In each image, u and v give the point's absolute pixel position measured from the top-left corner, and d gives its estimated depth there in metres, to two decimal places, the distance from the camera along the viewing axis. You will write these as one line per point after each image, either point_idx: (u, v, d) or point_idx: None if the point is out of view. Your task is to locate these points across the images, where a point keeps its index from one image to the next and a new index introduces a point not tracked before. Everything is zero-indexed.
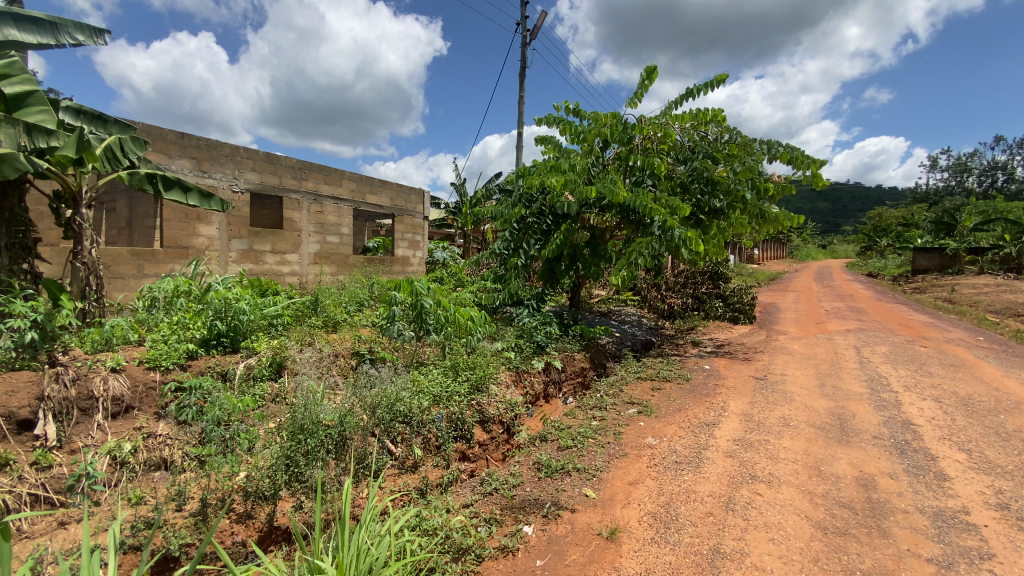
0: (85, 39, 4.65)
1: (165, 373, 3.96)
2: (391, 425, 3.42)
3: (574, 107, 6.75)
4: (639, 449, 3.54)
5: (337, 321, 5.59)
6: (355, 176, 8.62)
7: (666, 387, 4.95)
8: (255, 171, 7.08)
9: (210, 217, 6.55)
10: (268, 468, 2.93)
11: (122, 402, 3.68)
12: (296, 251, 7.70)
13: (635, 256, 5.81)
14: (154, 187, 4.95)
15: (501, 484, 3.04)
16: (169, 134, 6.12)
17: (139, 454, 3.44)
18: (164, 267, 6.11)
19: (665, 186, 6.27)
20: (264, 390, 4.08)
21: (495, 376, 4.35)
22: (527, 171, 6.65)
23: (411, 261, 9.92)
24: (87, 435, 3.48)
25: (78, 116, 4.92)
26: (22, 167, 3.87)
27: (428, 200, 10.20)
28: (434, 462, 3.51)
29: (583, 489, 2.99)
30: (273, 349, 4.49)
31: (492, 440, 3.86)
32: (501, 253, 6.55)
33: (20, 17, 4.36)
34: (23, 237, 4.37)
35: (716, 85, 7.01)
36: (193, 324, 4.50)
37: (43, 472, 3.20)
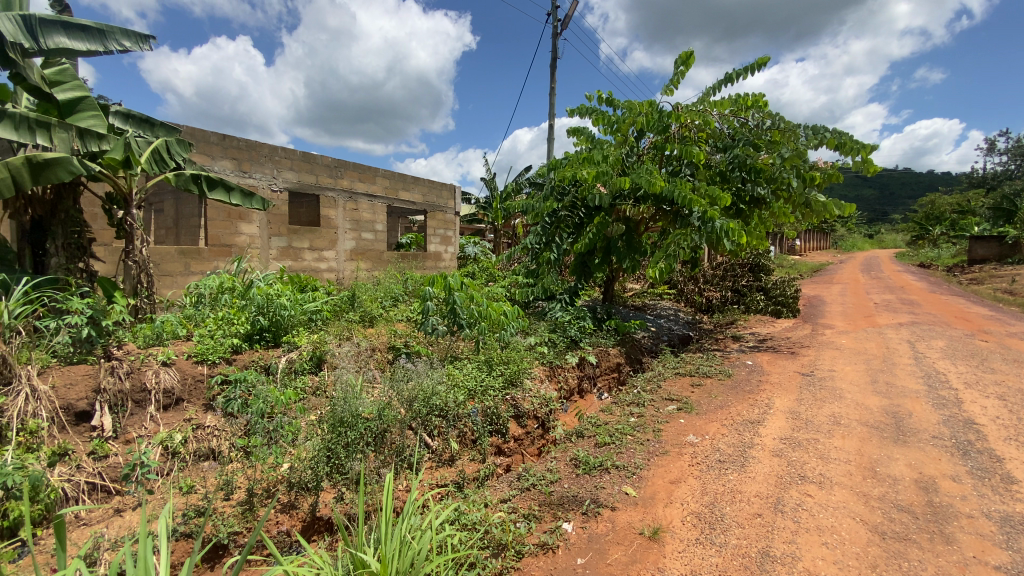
0: (132, 46, 4.75)
1: (212, 366, 4.11)
2: (428, 418, 3.44)
3: (606, 97, 6.62)
4: (680, 446, 3.45)
5: (373, 316, 5.68)
6: (388, 173, 8.72)
7: (707, 383, 4.81)
8: (293, 171, 7.26)
9: (251, 216, 6.75)
10: (310, 460, 3.00)
11: (173, 394, 3.84)
12: (333, 248, 7.87)
13: (673, 248, 5.65)
14: (199, 187, 5.12)
15: (538, 479, 3.01)
16: (212, 136, 6.32)
17: (189, 444, 3.59)
18: (209, 264, 6.34)
19: (704, 175, 6.07)
20: (306, 383, 4.18)
21: (529, 370, 4.32)
22: (559, 163, 6.57)
23: (444, 257, 9.98)
24: (140, 426, 3.65)
25: (127, 120, 5.11)
26: (76, 170, 4.08)
27: (459, 196, 10.23)
28: (470, 456, 3.50)
29: (623, 487, 2.93)
30: (313, 344, 4.59)
31: (528, 435, 3.82)
32: (533, 248, 6.53)
33: (69, 24, 4.35)
34: (79, 237, 4.59)
35: (756, 69, 6.74)
36: (237, 320, 4.66)
37: (100, 461, 3.38)
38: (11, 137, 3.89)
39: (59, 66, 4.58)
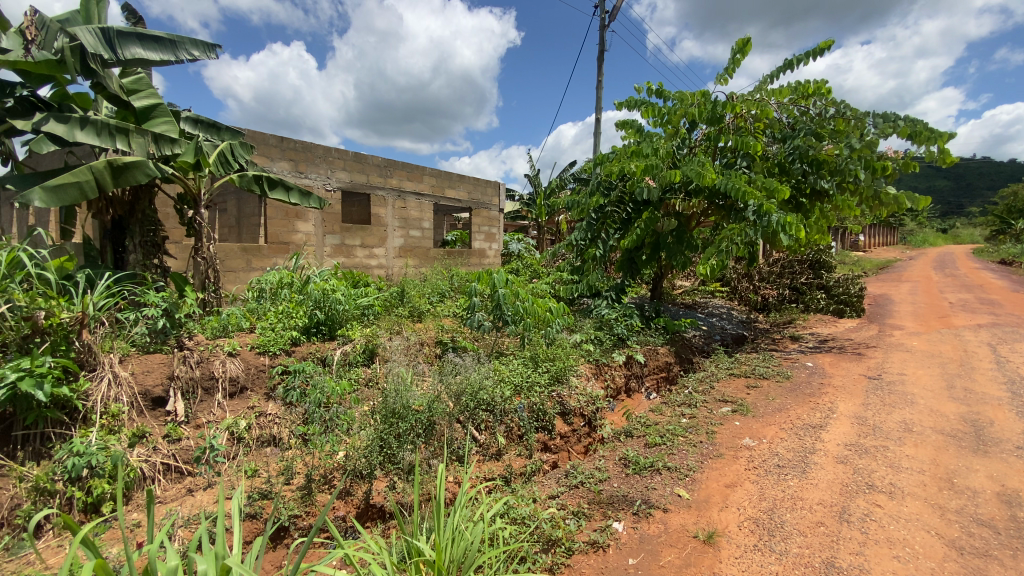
0: (199, 54, 5.01)
1: (273, 357, 4.33)
2: (475, 412, 3.48)
3: (656, 88, 6.47)
4: (735, 449, 3.33)
5: (421, 311, 5.81)
6: (435, 171, 8.86)
7: (763, 385, 4.62)
8: (345, 171, 7.51)
9: (307, 215, 7.04)
10: (364, 449, 3.11)
11: (238, 382, 4.06)
12: (383, 245, 8.09)
13: (726, 244, 5.46)
14: (260, 187, 5.41)
15: (587, 478, 2.99)
16: (271, 139, 6.63)
17: (252, 431, 3.79)
18: (269, 260, 6.67)
19: (761, 167, 5.81)
20: (359, 374, 4.33)
21: (575, 367, 4.28)
22: (606, 157, 6.47)
23: (488, 254, 10.05)
24: (209, 412, 3.90)
25: (196, 125, 5.44)
26: (151, 171, 4.36)
27: (504, 193, 10.28)
28: (517, 451, 3.50)
29: (675, 488, 2.86)
30: (366, 337, 4.75)
31: (574, 432, 3.80)
32: (578, 245, 6.48)
33: (144, 36, 4.66)
34: (155, 235, 4.92)
35: (819, 54, 6.37)
36: (296, 314, 4.88)
37: (174, 444, 3.61)
38: (95, 143, 4.22)
39: (134, 76, 4.91)
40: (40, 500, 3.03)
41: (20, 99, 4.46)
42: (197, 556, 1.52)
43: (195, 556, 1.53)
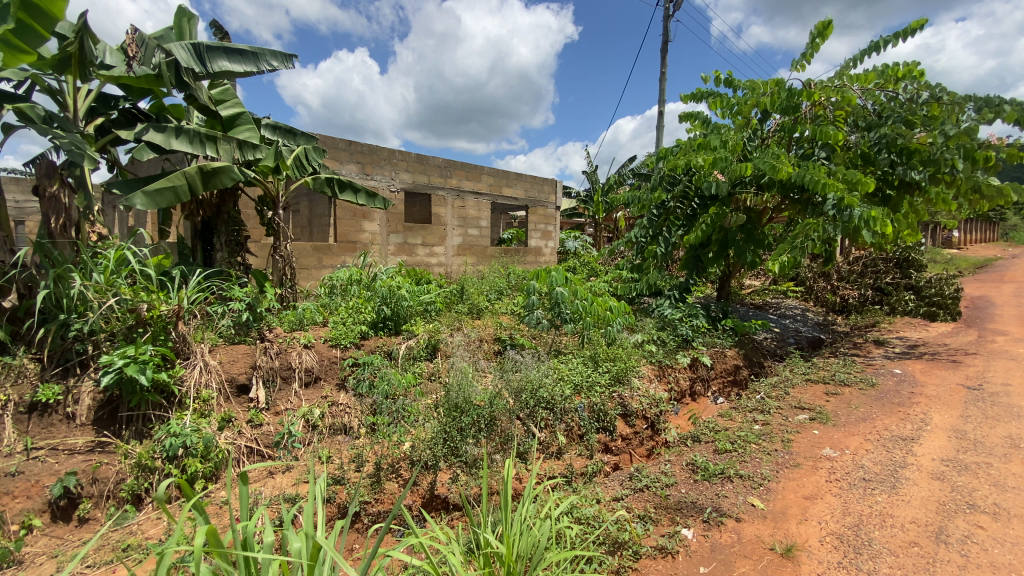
0: (279, 64, 5.36)
1: (344, 349, 4.58)
2: (535, 410, 3.50)
3: (725, 78, 6.21)
4: (815, 460, 3.14)
5: (481, 308, 5.89)
6: (493, 170, 8.96)
7: (844, 392, 4.31)
8: (408, 172, 7.75)
9: (373, 215, 7.33)
10: (429, 441, 3.19)
11: (313, 372, 4.33)
12: (442, 244, 8.29)
13: (801, 240, 5.14)
14: (331, 189, 5.71)
15: (653, 481, 2.92)
16: (340, 143, 6.95)
17: (326, 419, 4.02)
18: (338, 258, 7.02)
19: (842, 158, 5.43)
20: (423, 369, 4.48)
21: (637, 368, 4.19)
22: (669, 152, 6.29)
23: (544, 252, 10.04)
24: (287, 400, 4.16)
25: (275, 131, 5.80)
26: (237, 177, 4.74)
27: (561, 190, 10.22)
28: (578, 451, 3.47)
29: (748, 497, 2.73)
30: (429, 333, 4.91)
31: (636, 435, 3.72)
32: (638, 242, 6.37)
33: (230, 50, 5.00)
34: (239, 234, 5.31)
35: (909, 34, 5.87)
36: (365, 309, 5.12)
37: (256, 428, 3.88)
38: (188, 150, 4.60)
39: (222, 86, 5.31)
40: (142, 476, 3.36)
41: (123, 112, 4.95)
42: (290, 533, 1.62)
43: (289, 532, 1.65)
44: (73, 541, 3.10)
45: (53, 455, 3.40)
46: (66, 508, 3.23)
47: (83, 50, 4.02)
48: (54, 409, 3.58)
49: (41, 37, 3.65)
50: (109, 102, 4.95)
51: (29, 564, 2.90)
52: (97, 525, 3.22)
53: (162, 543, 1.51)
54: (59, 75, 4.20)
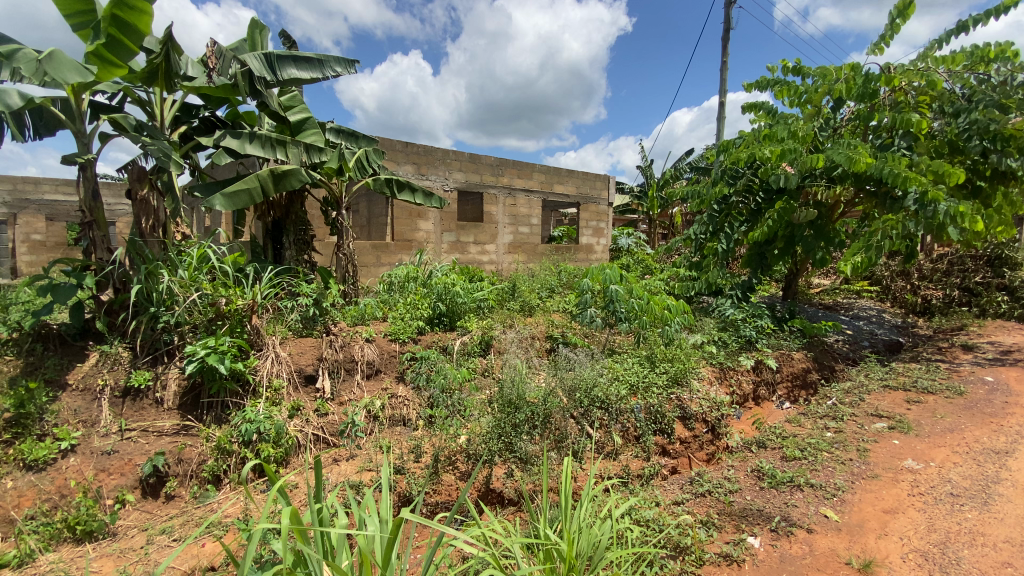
0: (342, 70, 5.60)
1: (403, 344, 4.78)
2: (590, 409, 3.47)
3: (793, 65, 5.90)
4: (896, 471, 2.93)
5: (532, 305, 5.92)
6: (544, 168, 8.95)
7: (927, 400, 4.00)
8: (461, 171, 7.88)
9: (427, 214, 7.52)
10: (485, 435, 3.25)
11: (374, 365, 4.52)
12: (494, 242, 8.38)
13: (878, 238, 4.82)
14: (390, 190, 5.92)
15: (716, 487, 2.83)
16: (397, 145, 7.16)
17: (386, 410, 4.19)
18: (395, 256, 7.26)
19: (926, 147, 5.02)
20: (476, 364, 4.59)
21: (696, 370, 4.07)
22: (731, 144, 6.05)
23: (596, 249, 9.92)
24: (350, 390, 4.36)
25: (338, 135, 6.07)
26: (304, 179, 5.02)
27: (614, 186, 10.05)
28: (634, 452, 3.41)
29: (820, 508, 2.60)
30: (482, 329, 5.01)
31: (695, 438, 3.62)
32: (698, 239, 6.18)
33: (298, 58, 5.25)
34: (305, 233, 5.61)
35: (1006, 10, 5.35)
36: (422, 305, 5.28)
37: (322, 417, 4.09)
38: (260, 154, 4.89)
39: (291, 93, 5.61)
40: (221, 458, 3.62)
41: (203, 120, 5.32)
42: (370, 518, 1.78)
43: (367, 517, 1.78)
44: (161, 516, 3.38)
45: (143, 437, 3.71)
46: (154, 485, 3.52)
47: (168, 62, 4.32)
48: (144, 394, 3.91)
49: (129, 50, 3.95)
50: (191, 111, 5.33)
51: (123, 536, 3.19)
52: (182, 502, 3.50)
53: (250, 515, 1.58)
54: (148, 87, 4.56)
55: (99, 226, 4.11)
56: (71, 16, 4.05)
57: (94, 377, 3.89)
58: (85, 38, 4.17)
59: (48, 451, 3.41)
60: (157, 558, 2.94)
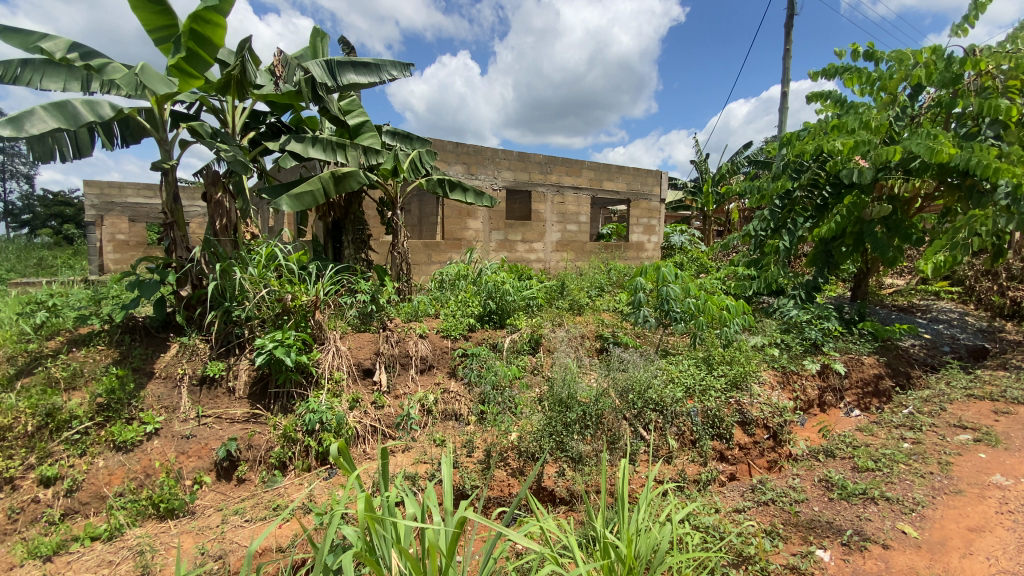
0: (397, 74, 5.77)
1: (454, 340, 4.88)
2: (643, 411, 3.41)
3: (864, 51, 5.56)
4: (983, 487, 2.72)
5: (582, 304, 5.88)
6: (594, 165, 8.85)
7: (1019, 411, 3.67)
8: (510, 170, 7.94)
9: (477, 213, 7.63)
10: (537, 432, 3.27)
11: (427, 360, 4.66)
12: (542, 240, 8.39)
13: (964, 236, 4.46)
14: (443, 189, 6.06)
15: (779, 496, 2.73)
16: (448, 145, 7.30)
17: (439, 405, 4.30)
18: (446, 255, 7.41)
19: (1019, 135, 4.60)
20: (526, 363, 4.63)
21: (757, 373, 3.92)
22: (794, 136, 5.77)
23: (647, 247, 9.71)
24: (405, 384, 4.51)
25: (394, 137, 6.27)
26: (362, 180, 5.22)
27: (666, 183, 9.79)
28: (690, 457, 3.32)
29: (897, 523, 2.45)
30: (532, 327, 5.03)
31: (756, 445, 3.49)
32: (758, 236, 5.93)
33: (357, 63, 5.47)
34: (362, 232, 5.84)
35: None
36: (473, 303, 5.38)
37: (379, 410, 4.25)
38: (322, 157, 5.12)
39: (350, 97, 5.84)
40: (287, 445, 3.84)
41: (270, 126, 5.61)
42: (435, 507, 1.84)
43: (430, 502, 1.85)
44: (234, 497, 3.62)
45: (218, 423, 3.97)
46: (227, 468, 3.77)
47: (242, 72, 4.60)
48: (218, 382, 4.18)
49: (205, 62, 4.22)
50: (259, 118, 5.64)
51: (201, 515, 3.44)
52: (252, 485, 3.73)
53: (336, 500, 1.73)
54: (222, 96, 4.87)
55: (179, 227, 4.44)
56: (154, 31, 4.38)
57: (174, 366, 4.20)
58: (166, 51, 4.49)
59: (136, 434, 3.70)
60: (231, 537, 3.15)
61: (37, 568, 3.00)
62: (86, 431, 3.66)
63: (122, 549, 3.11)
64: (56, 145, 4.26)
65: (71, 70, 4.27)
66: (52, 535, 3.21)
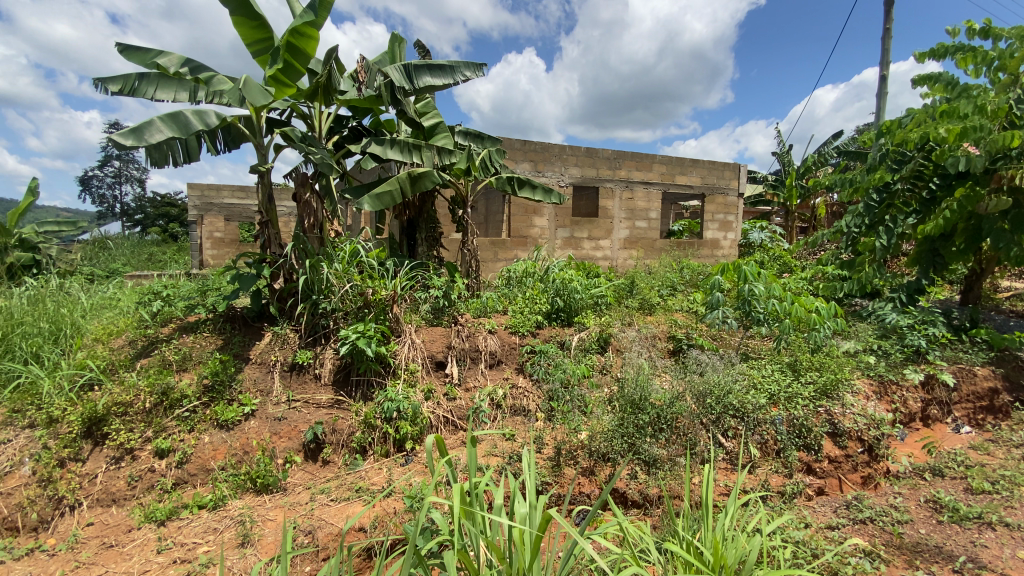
0: (470, 74, 5.90)
1: (523, 337, 4.95)
2: (722, 416, 3.28)
3: (981, 27, 4.98)
4: None
5: (653, 304, 5.74)
6: (665, 159, 8.58)
7: None
8: (578, 166, 7.88)
9: (543, 210, 7.66)
10: (608, 433, 3.21)
11: (496, 356, 4.76)
12: (609, 238, 8.26)
13: None
14: (512, 187, 6.14)
15: (878, 514, 2.56)
16: (517, 143, 7.37)
17: (508, 400, 4.38)
18: (513, 252, 7.50)
19: None
20: (595, 362, 4.60)
21: (850, 382, 3.65)
22: (894, 124, 5.28)
23: (723, 244, 9.26)
24: (475, 378, 4.63)
25: (466, 136, 6.43)
26: (436, 180, 5.40)
27: (745, 176, 9.30)
28: (773, 467, 3.15)
29: (1020, 552, 2.22)
30: (601, 326, 4.99)
31: (848, 458, 3.27)
32: (850, 233, 5.51)
33: (432, 65, 5.63)
34: (434, 230, 6.03)
35: None
36: (541, 300, 5.41)
37: (451, 401, 4.39)
38: (400, 158, 5.35)
39: (425, 99, 6.04)
40: (367, 431, 4.07)
41: (351, 129, 5.93)
42: (519, 502, 1.90)
43: (517, 500, 1.91)
44: (320, 477, 3.89)
45: (306, 407, 4.27)
46: (314, 450, 4.06)
47: (329, 79, 4.88)
48: (306, 369, 4.48)
49: (298, 72, 4.54)
50: (342, 122, 5.96)
51: (292, 491, 3.74)
52: (336, 467, 3.98)
53: (429, 486, 1.80)
54: (310, 102, 5.19)
55: (272, 225, 4.80)
56: (253, 44, 4.76)
57: (268, 353, 4.56)
58: (262, 63, 4.87)
59: (236, 413, 4.07)
60: (319, 514, 3.38)
61: (153, 531, 3.39)
62: (194, 410, 4.06)
63: (225, 518, 3.44)
64: (170, 152, 4.72)
65: (181, 82, 4.72)
66: (166, 502, 3.60)
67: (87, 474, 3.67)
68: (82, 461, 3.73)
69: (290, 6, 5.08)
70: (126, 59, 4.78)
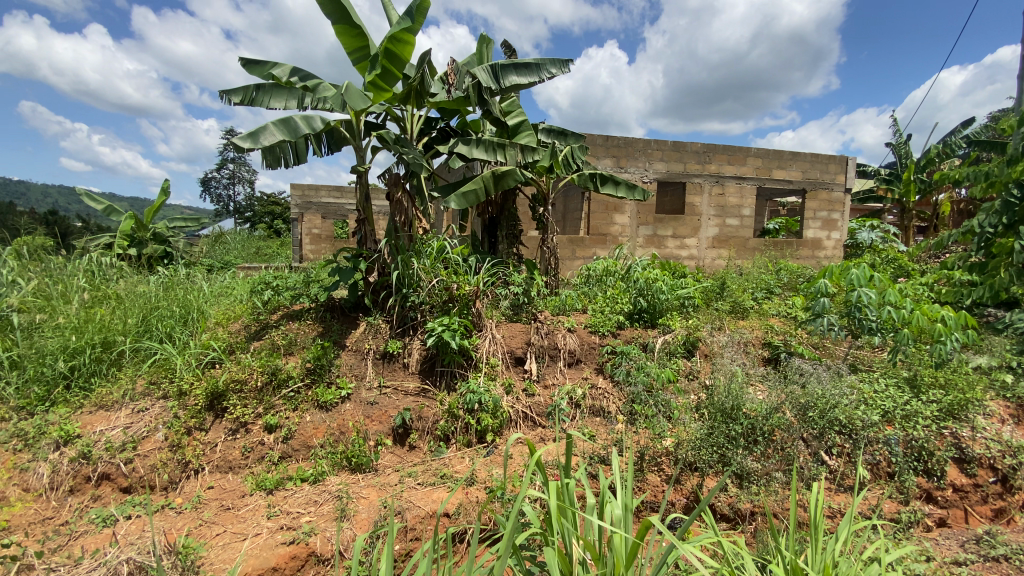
0: (555, 71, 5.88)
1: (602, 336, 4.91)
2: (827, 432, 3.02)
3: None
4: None
5: (746, 307, 5.43)
6: (761, 152, 8.04)
7: None
8: (664, 161, 7.62)
9: (625, 207, 7.51)
10: (697, 441, 3.08)
11: (575, 354, 4.77)
12: (696, 236, 7.91)
13: None
14: (594, 184, 6.07)
15: (1014, 552, 2.29)
16: (599, 139, 7.27)
17: (587, 399, 4.37)
18: (593, 250, 7.43)
19: None
20: (680, 366, 4.47)
21: (983, 403, 3.23)
22: None
23: (825, 244, 8.52)
24: (554, 374, 4.66)
25: (548, 134, 6.44)
26: (519, 178, 5.46)
27: (854, 170, 8.47)
28: (885, 492, 2.90)
29: None
30: (687, 329, 4.81)
31: (976, 488, 2.96)
32: (982, 233, 4.87)
33: (519, 63, 5.67)
34: (515, 227, 6.12)
35: None
36: (622, 300, 5.31)
37: (529, 397, 4.45)
38: (485, 157, 5.46)
39: (510, 98, 6.12)
40: (451, 420, 4.25)
41: (439, 130, 6.14)
42: (610, 500, 1.92)
43: (608, 499, 1.93)
44: (408, 461, 4.11)
45: (395, 393, 4.53)
46: (402, 434, 4.28)
47: (421, 83, 5.09)
48: (396, 358, 4.75)
49: (394, 76, 4.78)
50: (430, 124, 6.20)
51: (382, 472, 3.99)
52: (421, 453, 4.18)
53: (524, 481, 1.83)
54: (404, 106, 5.46)
55: (368, 222, 5.13)
56: (353, 53, 5.09)
57: (362, 341, 4.89)
58: (361, 69, 5.19)
59: (333, 396, 4.41)
60: (407, 496, 3.58)
61: (263, 498, 3.78)
62: (298, 390, 4.47)
63: (324, 492, 3.76)
64: (281, 153, 5.19)
65: (291, 90, 5.16)
66: (274, 473, 3.98)
67: (209, 443, 4.15)
68: (205, 431, 4.21)
69: (387, 14, 5.36)
70: (247, 71, 5.32)
